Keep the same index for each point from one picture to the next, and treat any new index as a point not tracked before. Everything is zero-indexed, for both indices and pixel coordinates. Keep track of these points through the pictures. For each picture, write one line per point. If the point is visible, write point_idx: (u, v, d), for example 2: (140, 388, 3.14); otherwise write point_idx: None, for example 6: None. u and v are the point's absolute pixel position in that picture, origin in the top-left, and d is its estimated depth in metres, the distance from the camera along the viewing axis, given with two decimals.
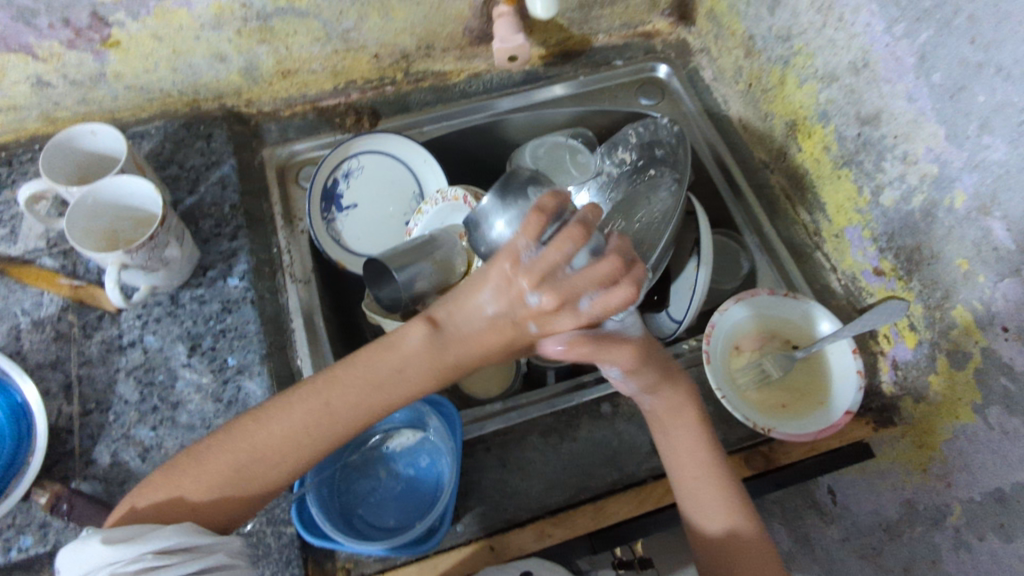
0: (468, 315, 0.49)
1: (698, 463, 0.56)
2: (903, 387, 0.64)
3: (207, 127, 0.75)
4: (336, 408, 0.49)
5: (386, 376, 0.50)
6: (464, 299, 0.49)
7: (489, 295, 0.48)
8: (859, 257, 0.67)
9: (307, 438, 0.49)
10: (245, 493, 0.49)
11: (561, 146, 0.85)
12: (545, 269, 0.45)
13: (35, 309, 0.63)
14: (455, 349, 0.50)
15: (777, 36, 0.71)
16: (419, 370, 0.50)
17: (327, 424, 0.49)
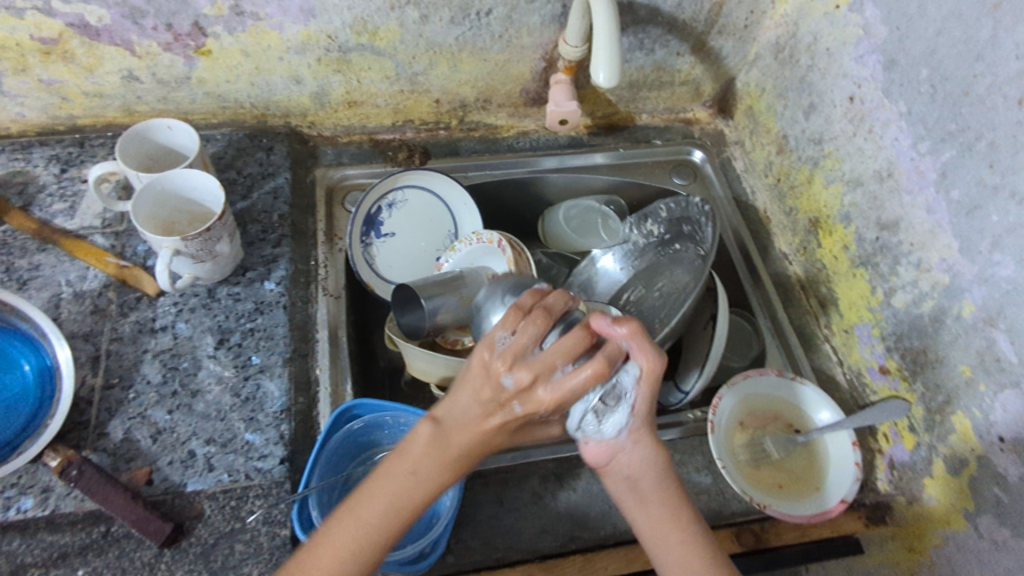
0: (465, 409, 0.49)
1: (679, 547, 0.51)
2: (898, 486, 0.65)
3: (269, 141, 0.80)
4: (364, 516, 0.47)
5: (401, 479, 0.48)
6: (458, 394, 0.50)
7: (474, 384, 0.49)
8: (866, 353, 0.69)
9: (353, 556, 0.46)
10: None
11: (595, 211, 0.90)
12: (520, 349, 0.48)
13: (79, 282, 0.66)
14: (465, 440, 0.49)
15: (809, 138, 0.76)
16: (433, 461, 0.48)
17: (363, 533, 0.47)
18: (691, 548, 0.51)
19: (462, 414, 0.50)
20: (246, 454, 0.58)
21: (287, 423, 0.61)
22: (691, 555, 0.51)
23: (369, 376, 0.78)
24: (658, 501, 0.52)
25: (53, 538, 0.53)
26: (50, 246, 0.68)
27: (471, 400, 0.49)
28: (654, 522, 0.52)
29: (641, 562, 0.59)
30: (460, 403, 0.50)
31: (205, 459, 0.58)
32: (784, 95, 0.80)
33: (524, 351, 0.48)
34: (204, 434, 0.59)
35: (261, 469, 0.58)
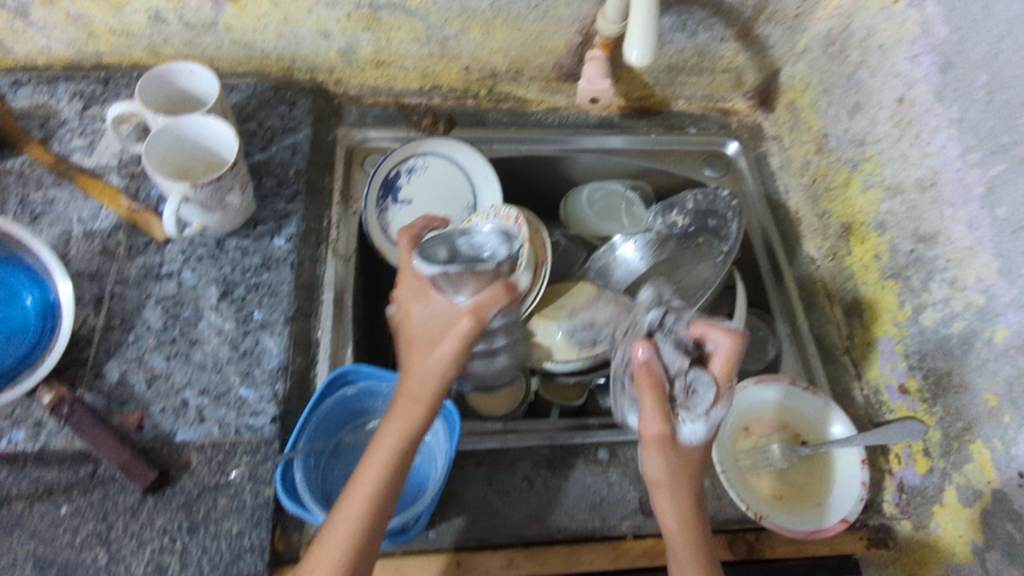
0: (420, 329, 0.58)
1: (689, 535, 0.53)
2: (905, 510, 0.62)
3: (293, 95, 0.78)
4: (392, 427, 0.53)
5: (414, 399, 0.55)
6: (408, 337, 0.59)
7: (416, 315, 0.59)
8: (886, 370, 0.66)
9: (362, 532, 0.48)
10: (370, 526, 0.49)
11: (618, 195, 0.87)
12: (404, 275, 0.61)
13: (90, 221, 0.66)
14: (428, 384, 0.55)
15: (851, 139, 0.73)
16: (409, 417, 0.53)
17: (362, 508, 0.49)
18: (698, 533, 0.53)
19: (416, 370, 0.56)
20: (237, 408, 0.58)
21: (282, 381, 0.61)
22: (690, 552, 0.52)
23: (373, 342, 0.78)
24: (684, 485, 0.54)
25: (41, 473, 0.54)
26: (65, 182, 0.68)
27: (415, 327, 0.59)
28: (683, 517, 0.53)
29: (629, 559, 0.58)
30: (412, 361, 0.56)
31: (197, 410, 0.58)
32: (829, 91, 0.76)
33: (417, 280, 0.59)
34: (198, 385, 0.59)
35: (251, 425, 0.58)
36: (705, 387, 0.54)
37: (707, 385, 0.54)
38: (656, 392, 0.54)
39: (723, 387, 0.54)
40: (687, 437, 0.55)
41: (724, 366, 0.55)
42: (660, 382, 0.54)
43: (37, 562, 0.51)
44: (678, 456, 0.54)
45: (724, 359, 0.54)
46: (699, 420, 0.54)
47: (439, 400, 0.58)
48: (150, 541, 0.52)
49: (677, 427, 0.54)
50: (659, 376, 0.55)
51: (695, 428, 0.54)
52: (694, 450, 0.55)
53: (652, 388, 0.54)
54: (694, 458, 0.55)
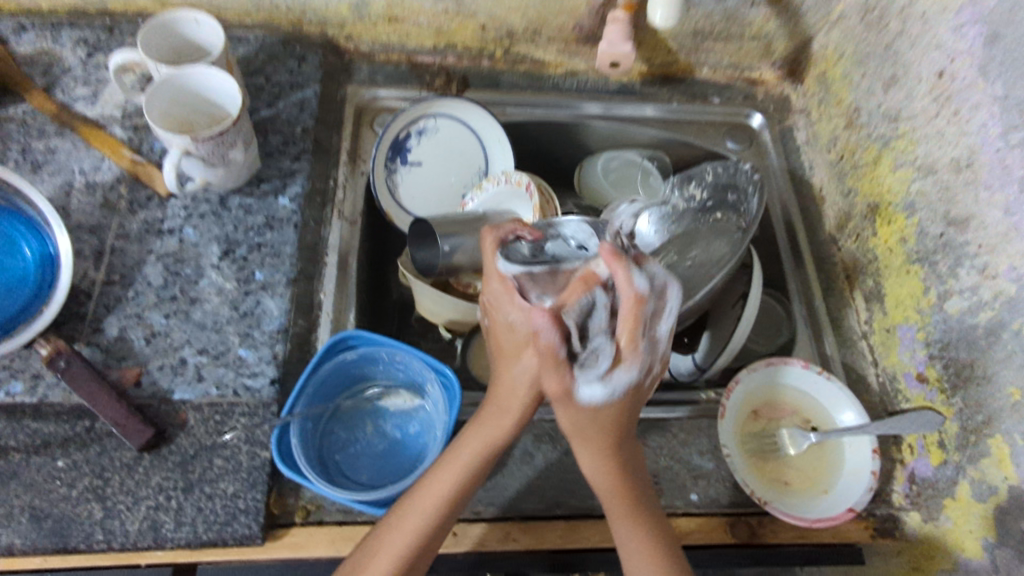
0: (508, 331, 0.54)
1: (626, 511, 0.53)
2: (915, 502, 0.60)
3: (303, 50, 0.76)
4: (477, 433, 0.53)
5: (509, 405, 0.54)
6: (500, 336, 0.55)
7: (507, 316, 0.53)
8: (905, 357, 0.64)
9: (425, 536, 0.49)
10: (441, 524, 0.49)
11: (635, 165, 0.84)
12: (486, 274, 0.54)
13: (92, 172, 0.65)
14: (514, 401, 0.54)
15: (884, 115, 0.69)
16: (492, 429, 0.53)
17: (436, 505, 0.49)
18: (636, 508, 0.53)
19: (507, 378, 0.54)
20: (236, 369, 0.58)
21: (282, 344, 0.60)
22: (629, 517, 0.52)
23: (378, 308, 0.77)
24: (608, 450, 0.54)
25: (38, 426, 0.54)
26: (68, 131, 0.66)
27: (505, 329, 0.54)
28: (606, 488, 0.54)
29: None
30: (502, 371, 0.55)
31: (195, 369, 0.57)
32: (864, 63, 0.72)
33: (501, 283, 0.53)
34: (197, 343, 0.58)
35: (250, 386, 0.57)
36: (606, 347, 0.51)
37: (604, 340, 0.51)
38: (555, 355, 0.51)
39: (631, 349, 0.51)
40: (585, 397, 0.52)
41: (628, 328, 0.50)
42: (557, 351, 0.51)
43: (34, 514, 0.51)
44: (579, 411, 0.53)
45: (626, 321, 0.50)
46: (591, 378, 0.51)
47: (442, 369, 0.57)
48: (146, 498, 0.52)
49: (570, 386, 0.52)
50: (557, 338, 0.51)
51: (593, 388, 0.52)
52: (603, 409, 0.53)
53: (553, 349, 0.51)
54: (606, 416, 0.53)
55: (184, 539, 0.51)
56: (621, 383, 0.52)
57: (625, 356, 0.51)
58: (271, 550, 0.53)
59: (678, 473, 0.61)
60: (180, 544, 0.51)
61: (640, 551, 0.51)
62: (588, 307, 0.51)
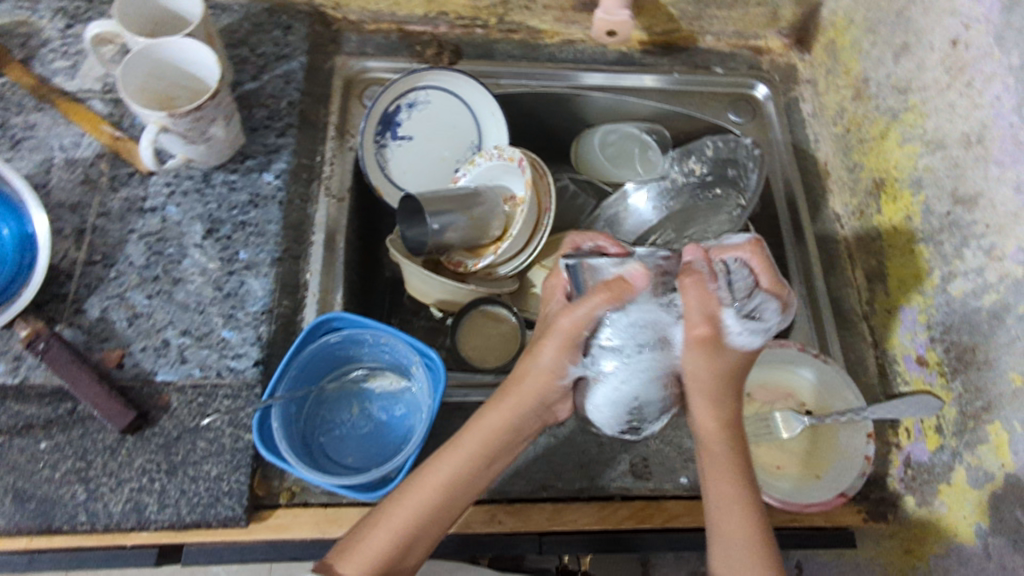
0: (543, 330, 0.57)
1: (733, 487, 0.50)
2: (910, 486, 0.59)
3: (289, 20, 0.73)
4: (485, 424, 0.53)
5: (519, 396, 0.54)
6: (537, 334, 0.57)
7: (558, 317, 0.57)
8: (906, 340, 0.62)
9: (432, 515, 0.50)
10: (440, 508, 0.50)
11: (634, 138, 0.82)
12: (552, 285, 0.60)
13: (72, 148, 0.63)
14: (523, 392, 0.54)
15: (893, 86, 0.66)
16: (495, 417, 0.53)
17: (436, 488, 0.50)
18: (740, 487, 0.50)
19: (522, 369, 0.55)
20: (220, 350, 0.57)
21: (266, 325, 0.59)
22: (730, 478, 0.50)
23: (369, 286, 0.76)
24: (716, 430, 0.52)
25: (21, 408, 0.53)
26: (47, 106, 0.64)
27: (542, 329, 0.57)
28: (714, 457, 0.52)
29: (615, 520, 0.57)
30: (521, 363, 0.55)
31: (179, 350, 0.57)
32: (874, 30, 0.68)
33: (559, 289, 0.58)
34: (181, 325, 0.58)
35: (233, 368, 0.56)
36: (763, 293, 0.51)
37: (753, 288, 0.52)
38: (704, 294, 0.51)
39: (776, 290, 0.52)
40: (740, 344, 0.52)
41: (767, 273, 0.52)
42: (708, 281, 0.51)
43: (17, 496, 0.51)
44: (722, 358, 0.52)
45: (761, 263, 0.53)
46: (748, 322, 0.51)
47: (426, 351, 0.56)
48: (129, 480, 0.52)
49: (727, 329, 0.51)
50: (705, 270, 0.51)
51: (748, 333, 0.51)
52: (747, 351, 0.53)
53: (702, 292, 0.51)
54: (733, 368, 0.53)
55: (168, 521, 0.51)
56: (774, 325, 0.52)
57: (776, 297, 0.52)
58: (255, 532, 0.53)
59: (668, 456, 0.60)
60: (164, 525, 0.51)
61: (742, 530, 0.48)
62: (725, 268, 0.53)
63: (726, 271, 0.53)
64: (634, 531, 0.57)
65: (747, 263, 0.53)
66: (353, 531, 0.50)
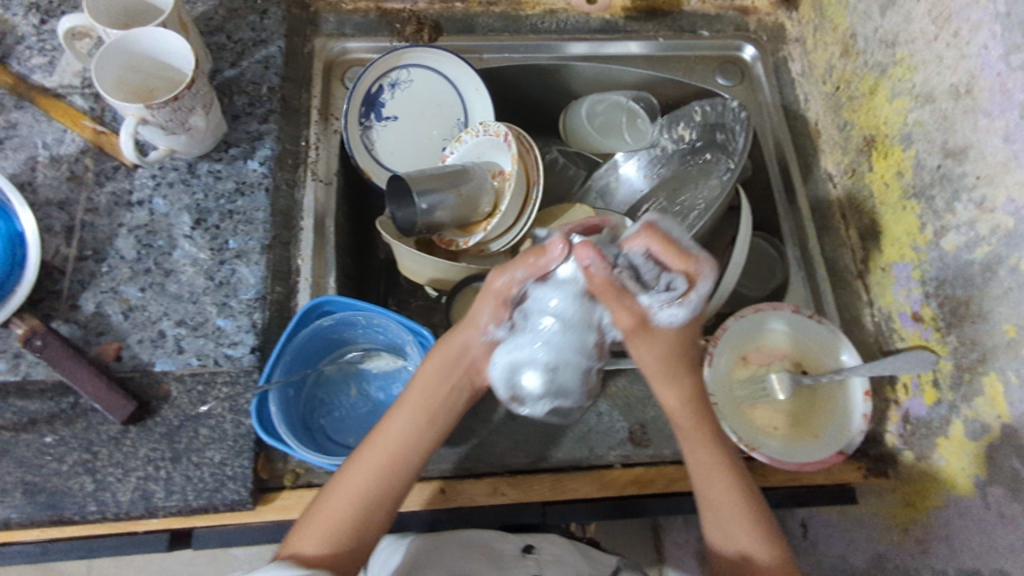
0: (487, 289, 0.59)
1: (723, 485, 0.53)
2: (908, 442, 0.60)
3: (264, 3, 0.72)
4: (426, 376, 0.54)
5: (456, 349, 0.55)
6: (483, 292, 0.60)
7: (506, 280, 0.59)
8: (900, 296, 0.62)
9: (386, 472, 0.51)
10: (394, 463, 0.51)
11: (621, 108, 0.80)
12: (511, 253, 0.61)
13: (56, 145, 0.63)
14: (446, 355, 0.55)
15: (881, 39, 0.65)
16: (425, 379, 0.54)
17: (388, 442, 0.52)
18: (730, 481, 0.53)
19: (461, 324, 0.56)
20: (216, 339, 0.57)
21: (260, 311, 0.59)
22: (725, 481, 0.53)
23: (363, 269, 0.76)
24: (687, 422, 0.55)
25: (23, 404, 0.54)
26: (27, 104, 0.64)
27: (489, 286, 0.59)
28: (699, 465, 0.54)
29: (616, 487, 0.58)
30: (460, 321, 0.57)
31: (175, 341, 0.57)
32: None
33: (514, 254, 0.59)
34: (175, 315, 0.58)
35: (230, 356, 0.57)
36: (673, 274, 0.51)
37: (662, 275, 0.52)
38: (619, 296, 0.52)
39: (687, 262, 0.51)
40: (667, 320, 0.54)
41: (669, 253, 0.51)
42: (612, 282, 0.51)
43: (27, 489, 0.52)
44: (656, 340, 0.54)
45: (660, 246, 0.51)
46: (668, 302, 0.53)
47: (418, 330, 0.57)
48: (135, 469, 0.53)
49: (650, 312, 0.54)
50: (611, 279, 0.51)
51: (671, 311, 0.53)
52: (672, 331, 0.55)
53: (616, 294, 0.52)
54: (681, 340, 0.55)
55: (176, 507, 0.52)
56: (701, 290, 0.52)
57: (690, 270, 0.51)
58: (263, 513, 0.54)
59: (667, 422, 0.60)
60: (173, 511, 0.52)
61: (739, 533, 0.52)
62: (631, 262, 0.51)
63: (630, 268, 0.51)
64: (637, 495, 0.58)
65: (652, 253, 0.51)
66: (315, 500, 0.51)
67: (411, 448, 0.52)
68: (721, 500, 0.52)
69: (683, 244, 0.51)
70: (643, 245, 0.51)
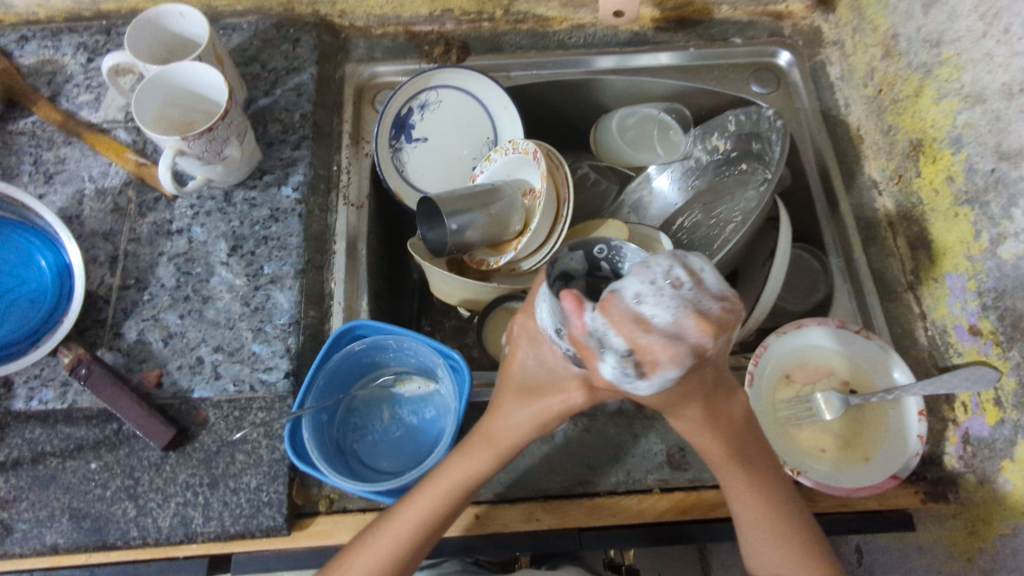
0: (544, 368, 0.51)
1: (775, 550, 0.50)
2: (970, 464, 0.55)
3: (296, 31, 0.74)
4: (475, 450, 0.51)
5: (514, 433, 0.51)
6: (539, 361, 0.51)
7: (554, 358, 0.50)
8: (955, 309, 0.58)
9: (418, 543, 0.49)
10: (429, 534, 0.49)
11: (652, 119, 0.79)
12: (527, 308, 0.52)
13: (101, 178, 0.65)
14: (505, 441, 0.51)
15: (925, 39, 0.62)
16: (479, 461, 0.50)
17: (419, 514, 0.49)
18: (781, 543, 0.50)
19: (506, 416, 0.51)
20: (251, 364, 0.58)
21: (295, 336, 0.60)
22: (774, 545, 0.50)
23: (396, 289, 0.76)
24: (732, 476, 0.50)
25: (71, 431, 0.56)
26: (75, 139, 0.67)
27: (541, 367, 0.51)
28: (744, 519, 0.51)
29: (654, 513, 0.56)
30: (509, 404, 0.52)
31: (213, 366, 0.58)
32: None
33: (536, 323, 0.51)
34: (213, 341, 0.59)
35: (265, 381, 0.57)
36: (626, 359, 0.38)
37: (624, 355, 0.38)
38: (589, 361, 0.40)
39: (646, 347, 0.37)
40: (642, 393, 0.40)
41: (633, 331, 0.37)
42: (583, 347, 0.39)
43: (73, 515, 0.53)
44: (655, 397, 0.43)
45: (623, 323, 0.37)
46: (629, 385, 0.39)
47: (449, 352, 0.56)
48: (175, 495, 0.54)
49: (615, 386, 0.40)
50: (580, 342, 0.39)
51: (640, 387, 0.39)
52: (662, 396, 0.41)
53: (587, 355, 0.39)
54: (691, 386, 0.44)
55: (214, 533, 0.53)
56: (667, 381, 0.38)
57: (648, 355, 0.37)
58: (299, 539, 0.54)
59: None
60: (211, 536, 0.53)
61: None
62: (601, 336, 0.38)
63: (599, 335, 0.38)
64: (677, 522, 0.56)
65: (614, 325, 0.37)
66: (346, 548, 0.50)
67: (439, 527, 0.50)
68: (769, 554, 0.50)
69: (659, 319, 0.37)
70: (604, 313, 0.38)
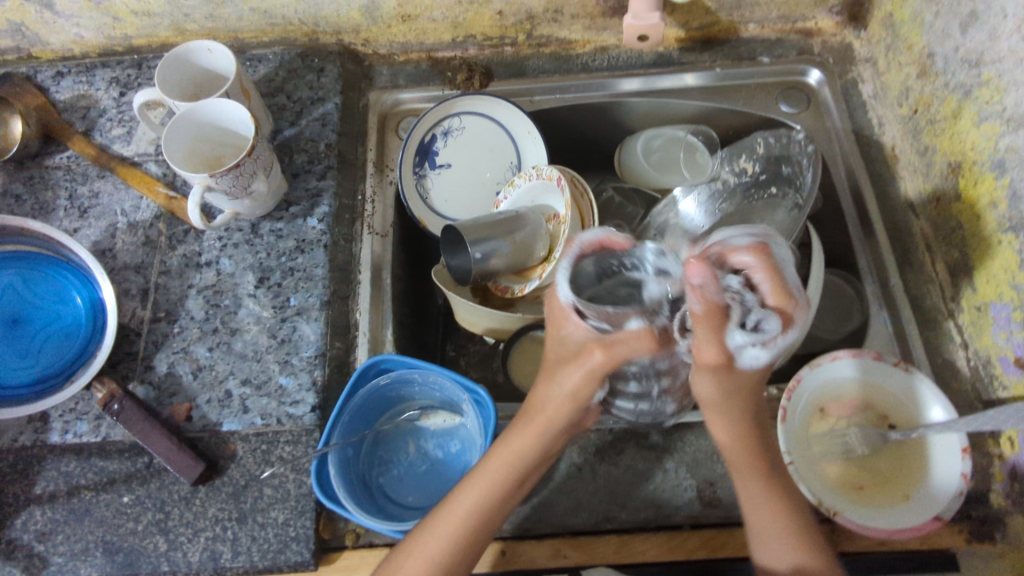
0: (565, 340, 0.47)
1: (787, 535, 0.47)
2: (1018, 503, 0.53)
3: (321, 61, 0.75)
4: (521, 434, 0.49)
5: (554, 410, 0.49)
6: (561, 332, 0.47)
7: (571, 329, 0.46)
8: (999, 340, 0.56)
9: (467, 541, 0.47)
10: (478, 534, 0.48)
11: (679, 142, 0.77)
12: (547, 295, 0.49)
13: (133, 212, 0.67)
14: (550, 413, 0.49)
15: (963, 59, 0.59)
16: (523, 441, 0.49)
17: (466, 512, 0.48)
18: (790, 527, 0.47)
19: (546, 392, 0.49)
20: (279, 398, 0.58)
21: (321, 369, 0.60)
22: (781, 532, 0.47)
23: (421, 316, 0.76)
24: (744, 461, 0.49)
25: (103, 464, 0.57)
26: (108, 173, 0.68)
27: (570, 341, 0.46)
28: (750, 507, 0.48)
29: (685, 550, 0.54)
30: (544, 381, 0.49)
31: (241, 400, 0.58)
32: None
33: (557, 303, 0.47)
34: (241, 374, 0.60)
35: (292, 415, 0.58)
36: (765, 309, 0.41)
37: (760, 308, 0.41)
38: (716, 327, 0.41)
39: (785, 301, 0.41)
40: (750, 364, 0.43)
41: (772, 284, 0.41)
42: (715, 312, 0.40)
43: (106, 548, 0.54)
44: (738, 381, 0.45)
45: (764, 273, 0.42)
46: (758, 345, 0.41)
47: (474, 388, 0.56)
48: (204, 530, 0.54)
49: (732, 355, 0.42)
50: (712, 308, 0.40)
51: (756, 354, 0.42)
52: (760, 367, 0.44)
53: (714, 322, 0.40)
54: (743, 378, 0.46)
55: (242, 568, 0.53)
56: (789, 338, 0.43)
57: (784, 308, 0.42)
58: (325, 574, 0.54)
59: None
60: (239, 571, 0.53)
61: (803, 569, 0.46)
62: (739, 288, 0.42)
63: (737, 291, 0.42)
64: (709, 560, 0.54)
65: (756, 274, 0.42)
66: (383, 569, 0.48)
67: (484, 523, 0.48)
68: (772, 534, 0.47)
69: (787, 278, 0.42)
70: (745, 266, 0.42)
